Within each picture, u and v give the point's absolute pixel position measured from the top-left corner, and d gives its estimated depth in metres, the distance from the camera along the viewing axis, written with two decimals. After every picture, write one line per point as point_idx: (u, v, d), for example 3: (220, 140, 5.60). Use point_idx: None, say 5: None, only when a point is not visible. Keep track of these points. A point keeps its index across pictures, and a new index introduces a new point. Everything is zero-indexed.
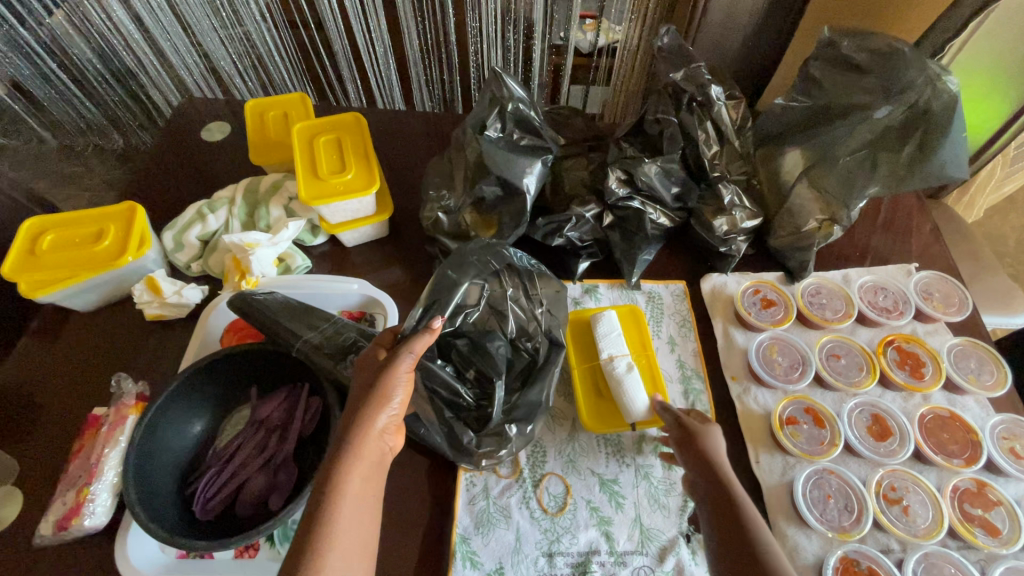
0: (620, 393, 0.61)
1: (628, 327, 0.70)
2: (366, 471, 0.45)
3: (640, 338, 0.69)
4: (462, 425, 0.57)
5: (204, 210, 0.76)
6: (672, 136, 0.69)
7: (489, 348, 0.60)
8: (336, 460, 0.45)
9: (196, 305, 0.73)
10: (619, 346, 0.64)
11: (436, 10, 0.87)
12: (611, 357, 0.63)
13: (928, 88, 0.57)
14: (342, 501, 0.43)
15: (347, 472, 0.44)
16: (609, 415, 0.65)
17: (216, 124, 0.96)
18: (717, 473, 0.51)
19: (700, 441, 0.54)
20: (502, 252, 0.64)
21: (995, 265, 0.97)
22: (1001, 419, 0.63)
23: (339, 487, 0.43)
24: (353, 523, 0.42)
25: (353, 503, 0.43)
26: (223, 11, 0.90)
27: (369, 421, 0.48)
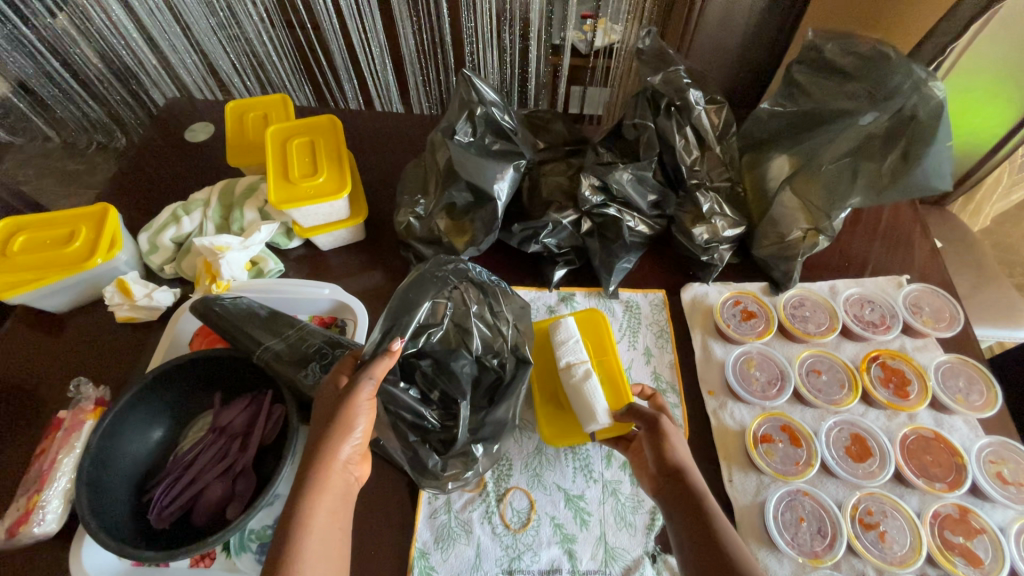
0: (577, 404, 0.59)
1: (590, 332, 0.67)
2: (333, 500, 0.45)
3: (602, 344, 0.66)
4: (427, 448, 0.55)
5: (179, 213, 0.76)
6: (648, 141, 0.67)
7: (453, 368, 0.58)
8: (298, 494, 0.44)
9: (167, 308, 0.73)
10: (579, 353, 0.62)
11: (431, 9, 0.84)
12: (569, 365, 0.61)
13: (915, 95, 0.55)
14: (308, 536, 0.42)
15: (310, 501, 0.43)
16: (567, 425, 0.63)
17: (201, 125, 0.96)
18: (686, 477, 0.49)
19: (668, 439, 0.52)
20: (462, 266, 0.64)
21: (1003, 278, 0.93)
22: (989, 441, 0.60)
23: (303, 524, 0.42)
24: (321, 557, 0.41)
25: (322, 540, 0.42)
26: (220, 11, 0.88)
27: (332, 453, 0.46)
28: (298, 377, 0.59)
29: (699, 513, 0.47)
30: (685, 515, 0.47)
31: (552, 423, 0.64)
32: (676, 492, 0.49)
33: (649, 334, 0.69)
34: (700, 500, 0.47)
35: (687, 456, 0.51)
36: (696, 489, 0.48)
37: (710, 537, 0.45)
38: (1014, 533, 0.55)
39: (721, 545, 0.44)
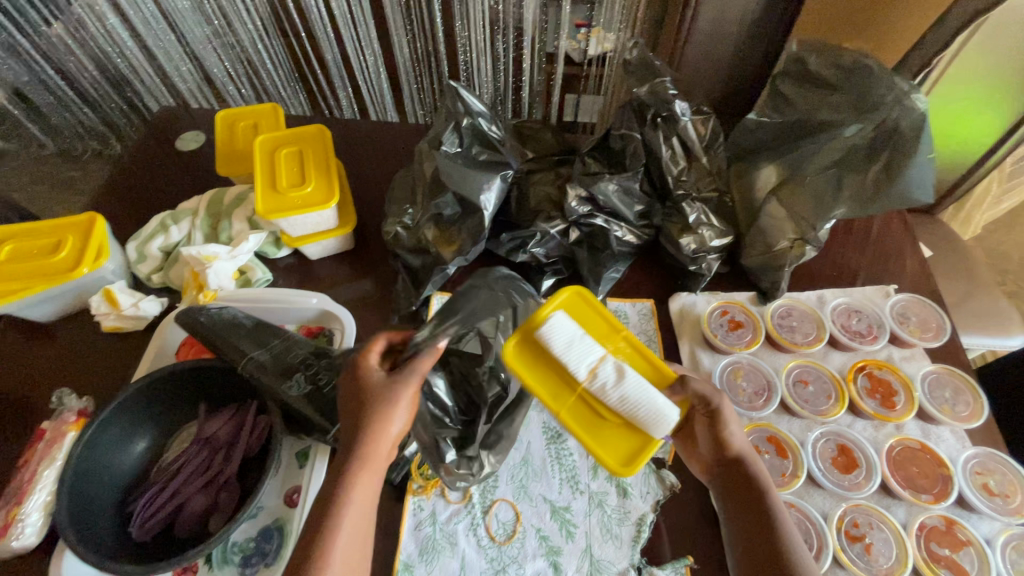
0: (637, 410, 0.45)
1: (589, 319, 0.51)
2: (373, 480, 0.46)
3: (605, 322, 0.51)
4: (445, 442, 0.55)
5: (167, 222, 0.76)
6: (634, 152, 0.69)
7: (478, 377, 0.57)
8: (339, 477, 0.45)
9: (154, 318, 0.72)
10: (589, 345, 0.48)
11: (425, 19, 0.84)
12: (592, 370, 0.46)
13: (897, 107, 0.55)
14: (343, 518, 0.43)
15: (349, 487, 0.45)
16: (631, 449, 0.46)
17: (191, 134, 0.96)
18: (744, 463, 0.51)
19: (729, 425, 0.51)
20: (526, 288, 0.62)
21: (993, 287, 0.93)
22: (976, 452, 0.60)
23: (338, 510, 0.44)
24: (353, 537, 0.44)
25: (355, 522, 0.44)
26: (215, 19, 0.89)
27: (380, 434, 0.46)
28: (282, 389, 0.59)
29: (757, 502, 0.49)
30: (743, 500, 0.50)
31: (613, 449, 0.46)
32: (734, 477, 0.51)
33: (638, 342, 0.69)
34: (759, 487, 0.50)
35: (743, 442, 0.52)
36: (754, 476, 0.51)
37: (767, 527, 0.48)
38: (1000, 545, 0.55)
39: (779, 533, 0.48)
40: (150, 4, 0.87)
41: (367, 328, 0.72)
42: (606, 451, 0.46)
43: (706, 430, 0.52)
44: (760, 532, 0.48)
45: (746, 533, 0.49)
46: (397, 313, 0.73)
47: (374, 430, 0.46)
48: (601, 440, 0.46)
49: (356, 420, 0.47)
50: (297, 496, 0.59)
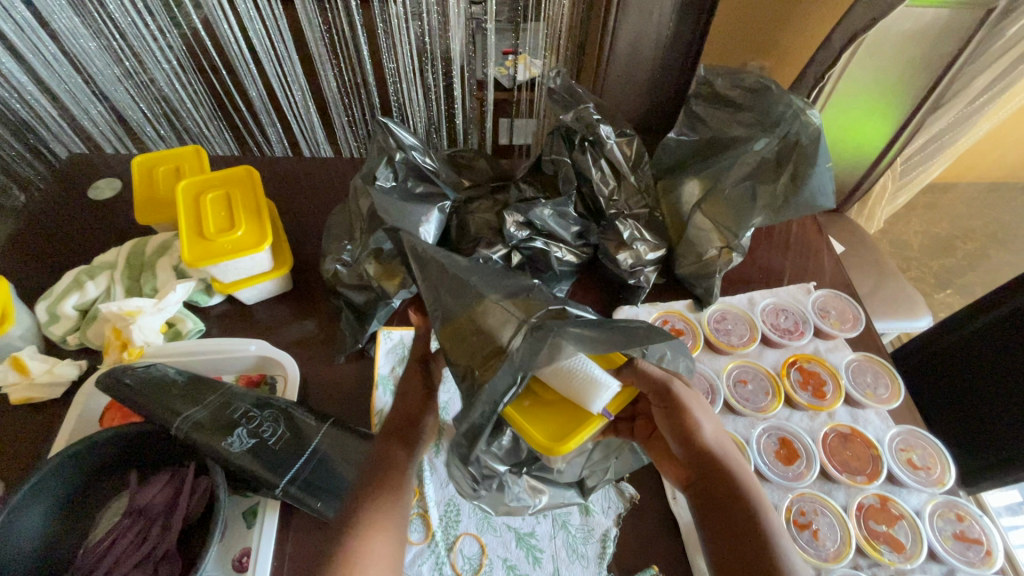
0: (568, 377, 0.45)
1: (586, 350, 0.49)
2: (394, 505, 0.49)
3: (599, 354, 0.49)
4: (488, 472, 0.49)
5: (82, 278, 0.71)
6: (566, 176, 0.72)
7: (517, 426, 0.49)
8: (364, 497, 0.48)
9: (73, 383, 0.67)
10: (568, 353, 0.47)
11: (351, 52, 0.84)
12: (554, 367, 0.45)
13: (797, 121, 0.61)
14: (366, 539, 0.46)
15: (374, 508, 0.48)
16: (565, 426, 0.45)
17: (105, 181, 0.90)
18: (716, 457, 0.48)
19: (693, 413, 0.48)
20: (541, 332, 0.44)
21: (899, 274, 1.02)
22: (899, 431, 0.65)
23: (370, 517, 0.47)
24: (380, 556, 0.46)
25: (382, 544, 0.47)
26: (126, 60, 0.85)
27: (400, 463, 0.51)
28: (223, 446, 0.55)
29: (735, 498, 0.46)
30: (715, 499, 0.47)
31: (545, 426, 0.44)
32: (704, 474, 0.48)
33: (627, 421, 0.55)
34: (735, 483, 0.47)
35: (713, 434, 0.49)
36: (731, 476, 0.47)
37: (759, 528, 0.45)
38: (928, 514, 0.60)
39: (762, 530, 0.45)
40: (52, 46, 0.82)
41: (312, 372, 0.69)
42: (537, 427, 0.44)
43: (668, 424, 0.48)
44: (739, 529, 0.45)
45: (722, 535, 0.46)
46: (343, 352, 0.71)
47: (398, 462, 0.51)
48: (535, 419, 0.45)
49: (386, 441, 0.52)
50: (247, 559, 0.55)
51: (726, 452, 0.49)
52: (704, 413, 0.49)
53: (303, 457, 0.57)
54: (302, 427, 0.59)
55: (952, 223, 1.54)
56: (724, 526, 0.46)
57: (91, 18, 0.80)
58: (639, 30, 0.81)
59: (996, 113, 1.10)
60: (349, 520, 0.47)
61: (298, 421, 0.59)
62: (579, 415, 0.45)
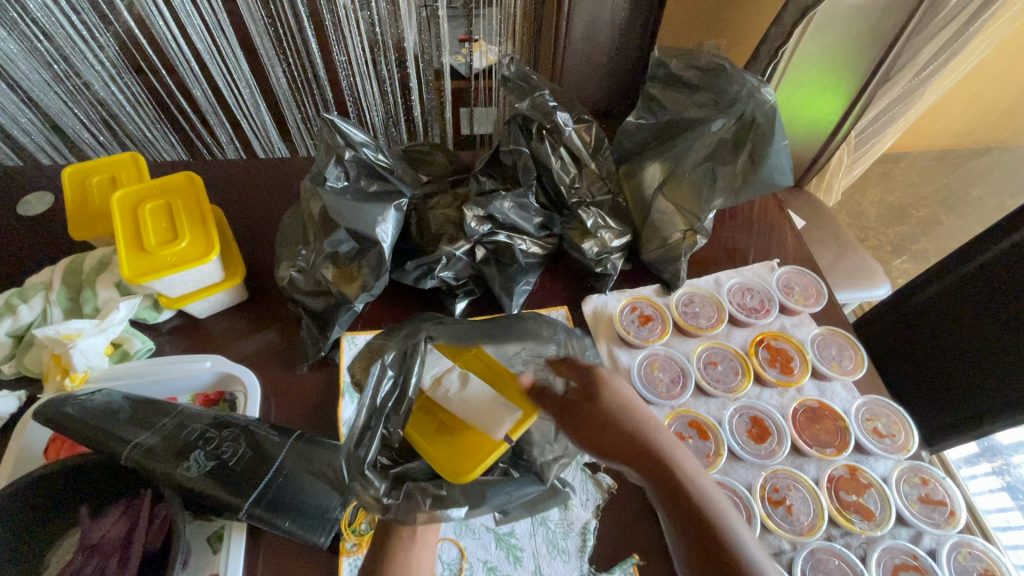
0: (474, 411, 0.51)
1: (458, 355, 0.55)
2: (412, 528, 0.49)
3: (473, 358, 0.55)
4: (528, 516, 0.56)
5: (13, 301, 0.66)
6: (525, 166, 0.70)
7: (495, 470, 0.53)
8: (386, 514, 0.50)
9: (12, 416, 0.62)
10: (443, 364, 0.54)
11: (297, 45, 0.80)
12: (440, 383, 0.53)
13: (752, 100, 0.61)
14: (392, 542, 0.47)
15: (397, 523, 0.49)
16: (466, 452, 0.49)
17: (36, 196, 0.84)
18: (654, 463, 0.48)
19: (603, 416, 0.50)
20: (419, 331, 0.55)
21: (858, 245, 1.04)
22: (864, 401, 0.67)
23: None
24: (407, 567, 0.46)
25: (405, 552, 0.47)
26: (53, 62, 0.78)
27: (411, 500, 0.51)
28: (179, 472, 0.52)
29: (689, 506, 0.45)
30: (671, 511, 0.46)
31: (447, 452, 0.49)
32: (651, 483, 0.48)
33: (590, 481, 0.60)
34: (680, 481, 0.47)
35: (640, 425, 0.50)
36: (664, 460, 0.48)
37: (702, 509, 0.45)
38: (895, 480, 0.61)
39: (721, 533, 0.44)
40: None
41: (273, 385, 0.67)
42: (441, 455, 0.49)
43: (587, 433, 0.50)
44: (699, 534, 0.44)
45: (686, 531, 0.45)
46: (307, 361, 0.68)
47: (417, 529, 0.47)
48: (439, 444, 0.50)
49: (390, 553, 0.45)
50: None
51: (661, 447, 0.49)
52: (620, 410, 0.50)
53: (266, 477, 0.54)
54: (264, 445, 0.56)
55: (906, 190, 1.59)
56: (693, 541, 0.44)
57: (9, 19, 0.73)
58: (595, 12, 0.79)
59: (943, 83, 1.13)
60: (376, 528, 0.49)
61: (259, 439, 0.56)
62: (482, 439, 0.50)
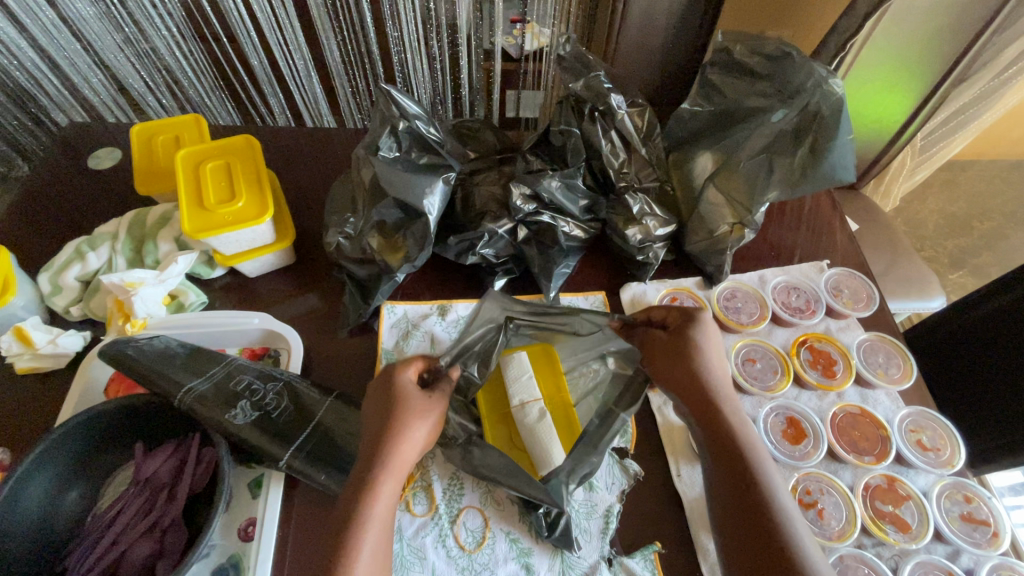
0: (533, 442, 0.55)
1: (541, 368, 0.62)
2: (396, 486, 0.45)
3: (556, 382, 0.61)
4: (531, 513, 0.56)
5: (83, 248, 0.70)
6: (575, 147, 0.69)
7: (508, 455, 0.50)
8: (365, 474, 0.45)
9: (77, 354, 0.67)
10: (533, 392, 0.58)
11: (353, 18, 0.81)
12: (522, 404, 0.57)
13: (818, 91, 0.58)
14: (374, 505, 0.43)
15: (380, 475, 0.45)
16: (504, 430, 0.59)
17: (105, 151, 0.89)
18: (720, 415, 0.50)
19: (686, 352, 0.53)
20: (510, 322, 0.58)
21: (914, 253, 1.00)
22: (909, 412, 0.64)
23: (350, 559, 0.40)
24: (385, 518, 0.43)
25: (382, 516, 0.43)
26: (125, 25, 0.81)
27: (398, 435, 0.47)
28: (226, 419, 0.55)
29: (743, 465, 0.48)
30: (721, 463, 0.49)
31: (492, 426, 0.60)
32: (709, 435, 0.50)
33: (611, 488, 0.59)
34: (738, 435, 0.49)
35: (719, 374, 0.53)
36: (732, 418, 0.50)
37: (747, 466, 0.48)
38: (936, 495, 0.59)
39: (764, 499, 0.46)
40: (49, 11, 0.79)
41: (316, 345, 0.69)
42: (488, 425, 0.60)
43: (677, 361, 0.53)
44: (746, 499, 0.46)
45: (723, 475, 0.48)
46: (348, 327, 0.70)
47: (396, 446, 0.46)
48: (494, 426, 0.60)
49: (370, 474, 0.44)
50: (252, 529, 0.56)
51: (724, 397, 0.52)
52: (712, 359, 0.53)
53: (306, 430, 0.57)
54: (305, 401, 0.59)
55: (969, 202, 1.51)
56: (729, 489, 0.47)
57: None
58: None
59: None
60: (353, 500, 0.44)
61: (301, 395, 0.59)
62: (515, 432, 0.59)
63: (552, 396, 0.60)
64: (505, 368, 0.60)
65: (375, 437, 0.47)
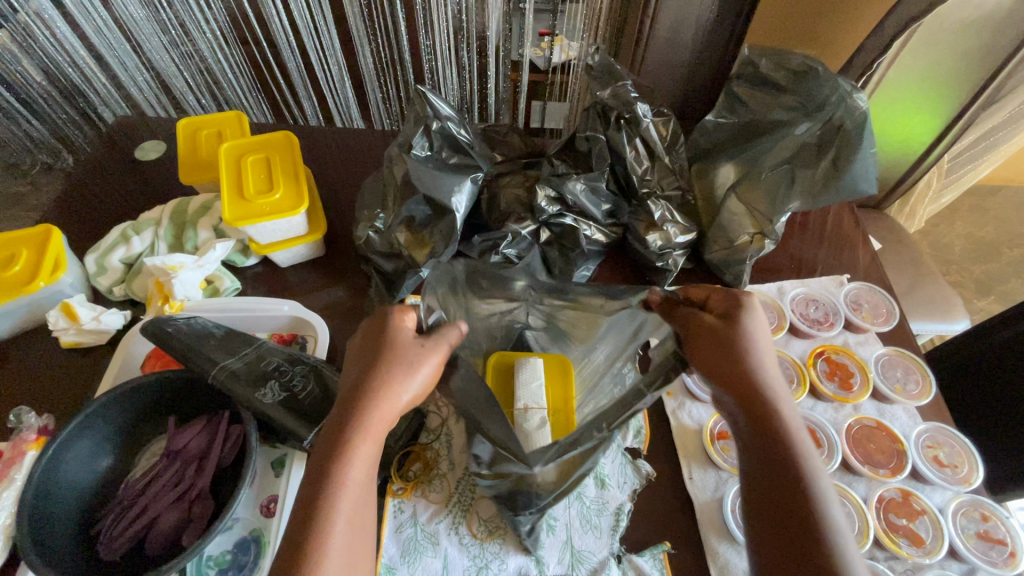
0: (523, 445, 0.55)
1: (552, 377, 0.61)
2: (374, 448, 0.42)
3: (563, 393, 0.60)
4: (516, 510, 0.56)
5: (128, 232, 0.74)
6: (600, 153, 0.71)
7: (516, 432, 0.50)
8: (340, 440, 0.41)
9: (117, 332, 0.70)
10: (539, 399, 0.57)
11: (387, 26, 0.84)
12: (525, 408, 0.56)
13: (842, 105, 0.60)
14: (351, 469, 0.40)
15: (359, 439, 0.41)
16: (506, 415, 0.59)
17: (151, 143, 0.94)
18: (765, 405, 0.46)
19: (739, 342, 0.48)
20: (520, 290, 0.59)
21: (938, 275, 0.99)
22: (926, 427, 0.64)
23: (338, 481, 0.39)
24: (363, 483, 0.41)
25: (358, 483, 0.40)
26: (172, 28, 0.86)
27: (389, 390, 0.44)
28: (256, 397, 0.58)
29: (787, 462, 0.44)
30: (769, 460, 0.44)
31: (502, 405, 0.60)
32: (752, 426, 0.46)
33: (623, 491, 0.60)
34: (788, 434, 0.45)
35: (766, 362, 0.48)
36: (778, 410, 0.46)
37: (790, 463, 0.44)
38: (951, 512, 0.59)
39: (808, 500, 0.42)
40: (102, 12, 0.84)
41: (342, 334, 0.72)
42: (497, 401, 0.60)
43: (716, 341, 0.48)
44: (792, 500, 0.42)
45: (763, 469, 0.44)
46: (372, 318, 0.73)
47: (382, 400, 0.43)
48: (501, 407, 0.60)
49: (347, 435, 0.41)
50: (274, 506, 0.58)
51: (773, 388, 0.47)
52: (758, 345, 0.49)
53: (332, 411, 0.59)
54: (331, 384, 0.61)
55: (997, 228, 1.49)
56: (774, 490, 0.43)
57: None
58: (680, 16, 0.79)
59: None
60: (324, 463, 0.40)
61: (327, 378, 0.61)
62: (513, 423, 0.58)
63: (557, 407, 0.59)
64: (517, 371, 0.60)
65: (358, 392, 0.44)
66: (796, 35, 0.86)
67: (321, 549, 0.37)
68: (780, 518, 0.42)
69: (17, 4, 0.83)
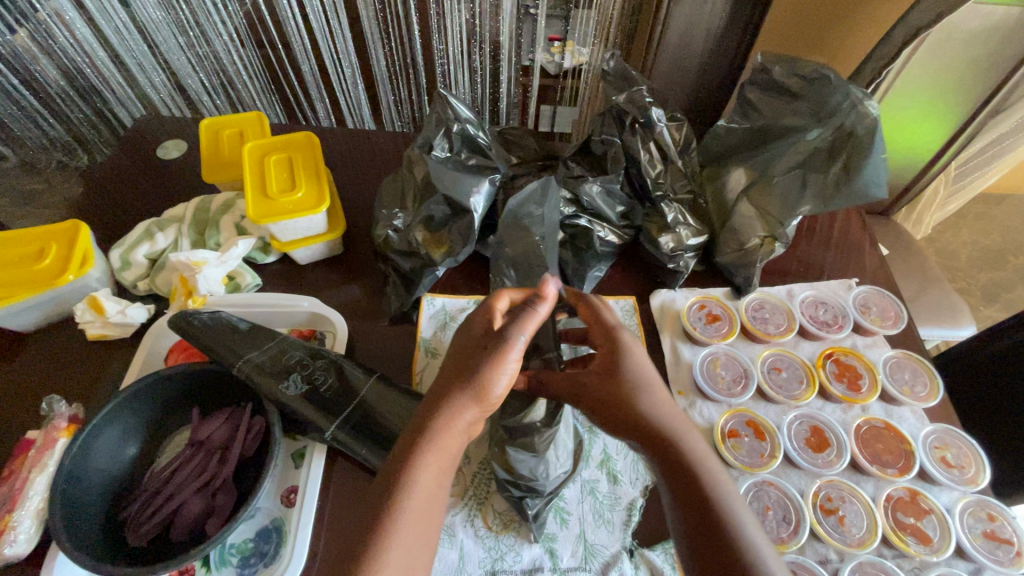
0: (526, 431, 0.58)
1: None
2: (447, 453, 0.44)
3: None
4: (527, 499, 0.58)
5: (153, 229, 0.76)
6: (615, 156, 0.74)
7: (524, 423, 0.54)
8: (416, 442, 0.44)
9: (141, 325, 0.71)
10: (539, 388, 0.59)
11: (401, 30, 0.86)
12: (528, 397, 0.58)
13: (853, 111, 0.61)
14: (421, 472, 0.43)
15: (437, 441, 0.44)
16: None
17: (172, 142, 0.96)
18: (670, 441, 0.49)
19: (637, 387, 0.52)
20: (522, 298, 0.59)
21: (944, 281, 1.00)
22: (934, 428, 0.65)
23: (409, 483, 0.42)
24: (433, 486, 0.43)
25: (428, 484, 0.43)
26: (190, 30, 0.88)
27: (463, 401, 0.46)
28: (280, 389, 0.60)
29: (698, 491, 0.46)
30: (684, 502, 0.46)
31: None
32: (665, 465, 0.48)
33: (633, 485, 0.62)
34: (692, 462, 0.47)
35: (658, 400, 0.51)
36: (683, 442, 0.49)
37: (700, 491, 0.46)
38: (959, 511, 0.60)
39: (725, 524, 0.44)
40: (122, 13, 0.86)
41: (359, 330, 0.73)
42: None
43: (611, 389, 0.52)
44: (713, 536, 0.43)
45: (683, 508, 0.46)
46: (390, 315, 0.75)
47: (457, 408, 0.45)
48: None
49: (423, 438, 0.44)
50: (295, 496, 0.59)
51: (672, 423, 0.50)
52: (646, 385, 0.52)
53: (351, 405, 0.60)
54: (350, 378, 0.62)
55: (1002, 236, 1.50)
56: (697, 527, 0.44)
57: None
58: (690, 23, 0.81)
59: None
60: (396, 465, 0.43)
61: (346, 372, 0.62)
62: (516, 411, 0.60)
63: None
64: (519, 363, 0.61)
65: (440, 398, 0.46)
66: (804, 43, 0.88)
67: (385, 539, 0.40)
68: (706, 550, 0.43)
69: (39, 4, 0.85)
